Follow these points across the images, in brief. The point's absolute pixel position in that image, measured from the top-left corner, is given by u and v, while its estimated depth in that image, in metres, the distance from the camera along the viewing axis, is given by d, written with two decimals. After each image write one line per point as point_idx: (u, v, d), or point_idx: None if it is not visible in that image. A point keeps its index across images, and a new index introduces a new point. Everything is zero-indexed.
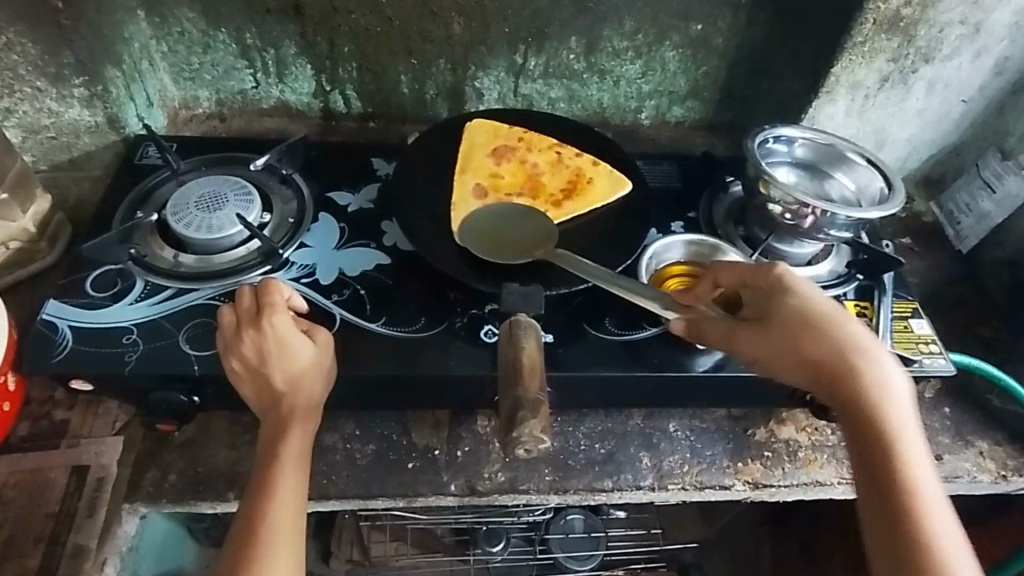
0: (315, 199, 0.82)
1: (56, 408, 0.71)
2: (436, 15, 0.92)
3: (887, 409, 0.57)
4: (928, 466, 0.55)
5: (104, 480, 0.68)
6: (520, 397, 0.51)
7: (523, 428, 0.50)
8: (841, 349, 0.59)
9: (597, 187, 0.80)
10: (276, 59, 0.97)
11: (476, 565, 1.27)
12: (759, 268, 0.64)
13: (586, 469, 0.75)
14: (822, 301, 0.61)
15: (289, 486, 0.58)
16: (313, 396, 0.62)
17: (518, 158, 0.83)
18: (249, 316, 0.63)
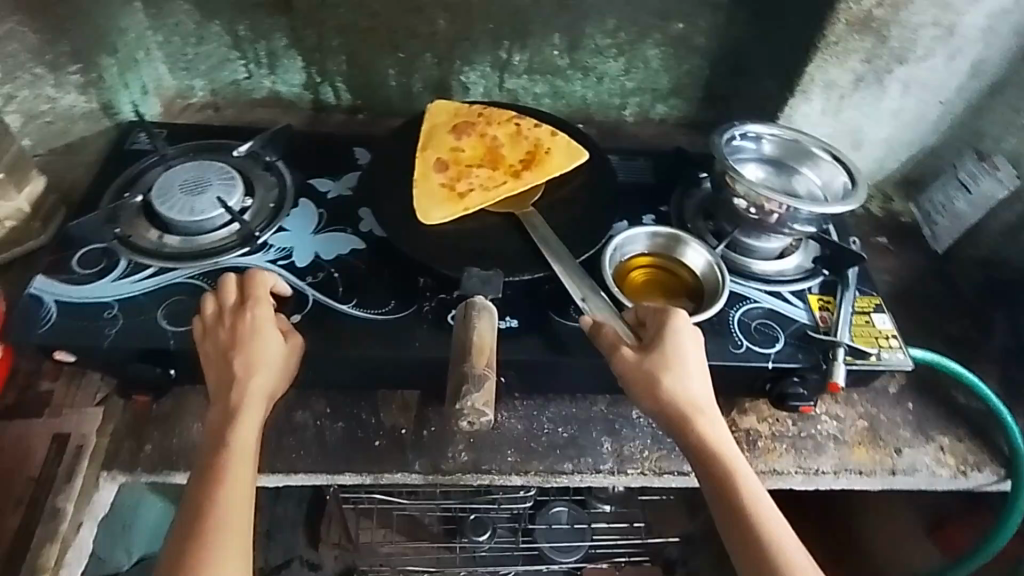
0: (297, 186, 0.85)
1: (42, 379, 0.74)
2: (421, 11, 0.95)
3: (729, 460, 0.62)
4: (768, 500, 0.61)
5: (83, 449, 0.70)
6: (466, 371, 0.55)
7: (466, 400, 0.54)
8: (690, 402, 0.63)
9: (555, 156, 0.82)
10: (267, 51, 1.00)
11: (461, 555, 1.27)
12: (652, 310, 0.69)
13: (548, 451, 0.77)
14: (683, 346, 0.66)
15: (237, 477, 0.59)
16: (274, 384, 0.65)
17: (477, 133, 0.85)
18: (231, 307, 0.67)
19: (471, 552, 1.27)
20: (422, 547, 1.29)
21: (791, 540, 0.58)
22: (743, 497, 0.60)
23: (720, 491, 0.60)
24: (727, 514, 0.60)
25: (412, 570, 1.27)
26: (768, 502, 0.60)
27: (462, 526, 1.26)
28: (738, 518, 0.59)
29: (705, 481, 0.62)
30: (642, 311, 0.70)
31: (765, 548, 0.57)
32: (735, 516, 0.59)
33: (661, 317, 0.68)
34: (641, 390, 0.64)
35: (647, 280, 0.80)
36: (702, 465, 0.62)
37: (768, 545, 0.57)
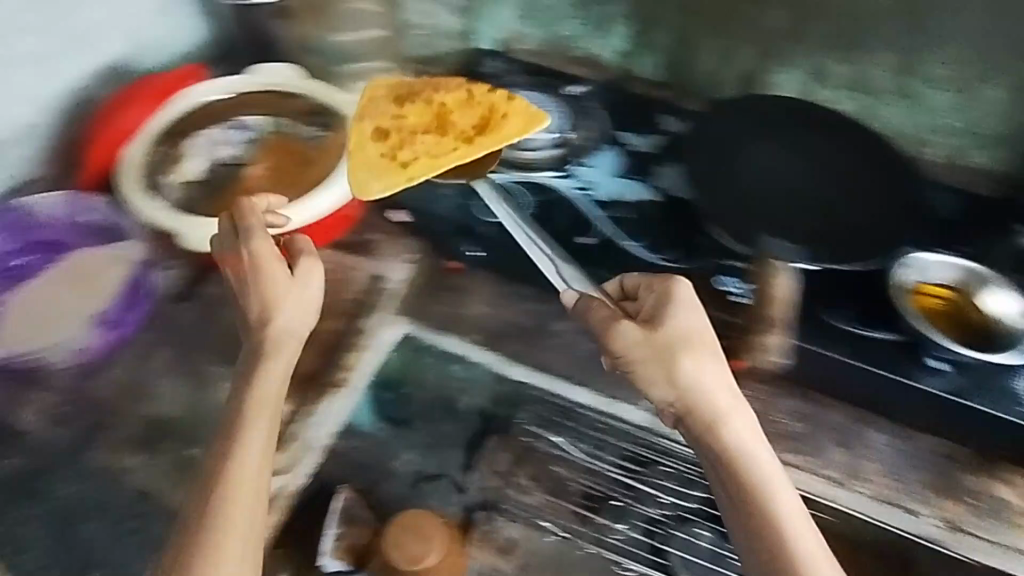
0: (608, 132, 0.94)
1: (369, 229, 0.89)
2: (759, 6, 1.00)
3: (740, 451, 0.59)
4: (789, 494, 0.59)
5: (389, 293, 0.85)
6: (760, 317, 0.75)
7: (762, 342, 0.75)
8: (709, 389, 0.61)
9: (512, 121, 0.81)
10: (603, 16, 1.09)
11: (588, 536, 0.74)
12: (660, 281, 0.66)
13: (777, 438, 0.76)
14: (702, 328, 0.63)
15: (265, 386, 0.65)
16: (290, 329, 0.67)
17: (424, 100, 0.85)
18: (227, 236, 0.71)
19: (614, 538, 0.74)
20: (548, 501, 0.76)
21: (810, 540, 0.57)
22: (762, 497, 0.58)
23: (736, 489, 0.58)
24: (743, 512, 0.58)
25: (545, 527, 0.75)
26: (790, 499, 0.58)
27: (609, 502, 0.76)
28: (753, 513, 0.57)
29: (716, 475, 0.60)
30: (645, 284, 0.67)
31: (780, 546, 0.56)
32: (753, 515, 0.57)
33: (665, 293, 0.65)
34: (655, 374, 0.61)
35: (932, 305, 0.77)
36: (717, 459, 0.60)
37: (785, 545, 0.56)
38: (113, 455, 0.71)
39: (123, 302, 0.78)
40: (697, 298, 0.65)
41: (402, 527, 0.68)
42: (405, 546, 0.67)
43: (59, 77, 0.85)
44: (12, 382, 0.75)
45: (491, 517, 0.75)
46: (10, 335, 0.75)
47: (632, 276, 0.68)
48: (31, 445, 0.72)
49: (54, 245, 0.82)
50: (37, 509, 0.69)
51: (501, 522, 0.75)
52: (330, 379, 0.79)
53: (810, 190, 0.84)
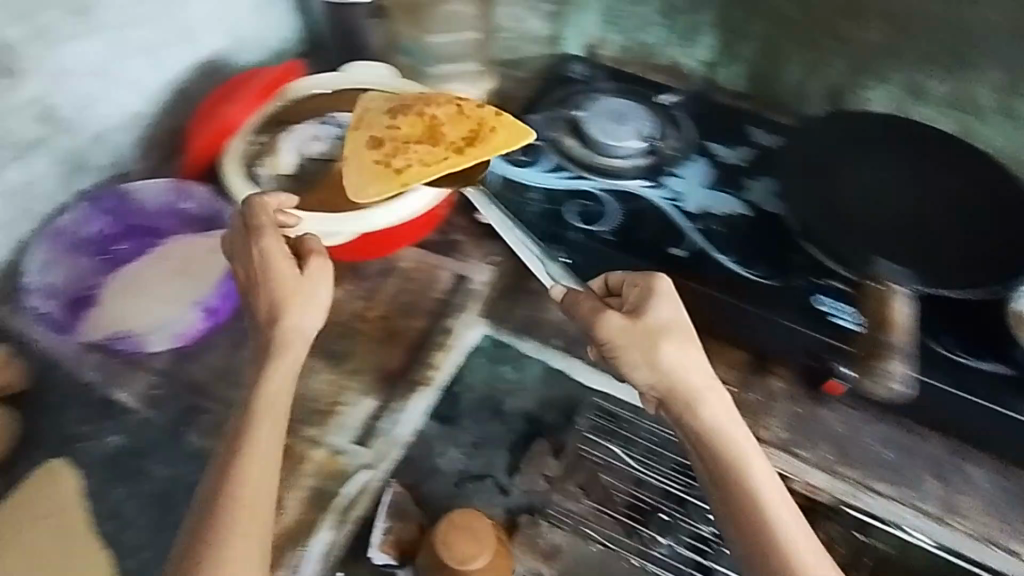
0: (697, 142, 0.93)
1: (454, 230, 0.90)
2: (858, 19, 0.97)
3: (719, 429, 0.63)
4: (766, 469, 0.62)
5: (475, 294, 0.86)
6: (881, 340, 0.72)
7: (885, 366, 0.72)
8: (684, 372, 0.64)
9: (500, 136, 0.79)
10: (690, 23, 1.07)
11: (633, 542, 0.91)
12: (644, 278, 0.69)
13: (869, 465, 0.76)
14: (681, 318, 0.66)
15: (273, 377, 0.65)
16: (300, 327, 0.67)
17: (417, 111, 0.81)
18: (240, 234, 0.70)
19: (659, 551, 0.90)
20: (595, 510, 0.93)
21: (784, 508, 0.60)
22: (738, 469, 0.61)
23: (719, 469, 0.62)
24: (721, 482, 0.62)
25: (591, 535, 0.92)
26: (763, 469, 0.62)
27: (655, 514, 0.92)
28: (729, 482, 0.61)
29: (698, 455, 0.64)
30: (630, 278, 0.70)
31: (754, 511, 0.60)
32: (728, 484, 0.61)
33: (648, 286, 0.68)
34: (636, 359, 0.65)
35: None
36: (697, 439, 0.63)
37: (758, 509, 0.60)
38: (209, 439, 0.72)
39: (222, 291, 0.78)
40: (675, 289, 0.68)
41: (453, 525, 0.79)
42: (457, 546, 0.78)
43: (162, 67, 0.85)
44: (112, 361, 0.75)
45: (536, 521, 0.92)
46: (111, 317, 0.75)
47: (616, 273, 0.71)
48: (131, 424, 0.72)
49: (153, 229, 0.82)
50: (137, 488, 0.70)
51: (547, 527, 0.92)
52: (417, 376, 0.79)
53: (912, 211, 0.81)
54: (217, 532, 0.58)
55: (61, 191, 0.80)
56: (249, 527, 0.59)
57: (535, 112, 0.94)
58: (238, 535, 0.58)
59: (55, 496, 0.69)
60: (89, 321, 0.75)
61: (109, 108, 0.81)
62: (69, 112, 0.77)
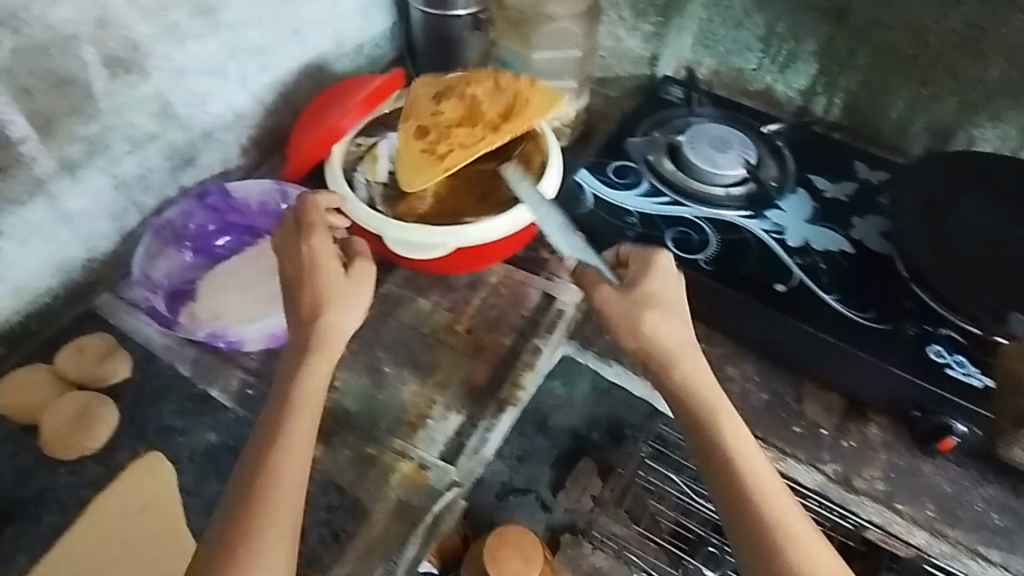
0: (798, 175, 0.91)
1: (542, 247, 0.90)
2: (979, 55, 0.91)
3: (697, 391, 0.64)
4: (744, 432, 0.63)
5: (563, 314, 0.84)
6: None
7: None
8: (666, 337, 0.65)
9: (532, 106, 0.81)
10: (791, 51, 1.03)
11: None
12: (644, 252, 0.69)
13: (973, 527, 0.72)
14: (671, 290, 0.67)
15: (313, 363, 0.66)
16: (341, 326, 0.68)
17: (457, 94, 0.83)
18: (290, 234, 0.71)
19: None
20: (639, 537, 0.95)
21: (761, 466, 0.62)
22: (715, 428, 0.63)
23: (698, 433, 0.63)
24: (700, 443, 0.63)
25: (634, 561, 0.95)
26: (737, 429, 0.63)
27: (702, 546, 0.94)
28: (705, 440, 0.63)
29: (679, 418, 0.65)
30: (635, 256, 0.70)
31: (733, 468, 0.61)
32: (708, 444, 0.63)
33: (648, 262, 0.68)
34: (623, 327, 0.66)
35: None
36: (677, 402, 0.65)
37: (735, 466, 0.61)
38: None
39: None
40: (675, 266, 0.69)
41: (504, 543, 0.85)
42: (508, 565, 0.83)
43: (270, 68, 0.86)
44: (209, 356, 0.76)
45: (579, 542, 0.99)
46: (210, 312, 0.76)
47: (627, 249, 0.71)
48: (224, 421, 0.72)
49: (251, 228, 0.84)
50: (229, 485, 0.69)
51: (587, 550, 0.98)
52: (504, 395, 0.77)
53: None
54: (251, 506, 0.59)
55: (169, 184, 0.82)
56: (285, 496, 0.60)
57: (636, 135, 0.93)
58: (268, 512, 0.59)
59: (151, 489, 0.68)
60: (189, 316, 0.76)
61: (219, 105, 0.82)
62: (186, 108, 0.79)
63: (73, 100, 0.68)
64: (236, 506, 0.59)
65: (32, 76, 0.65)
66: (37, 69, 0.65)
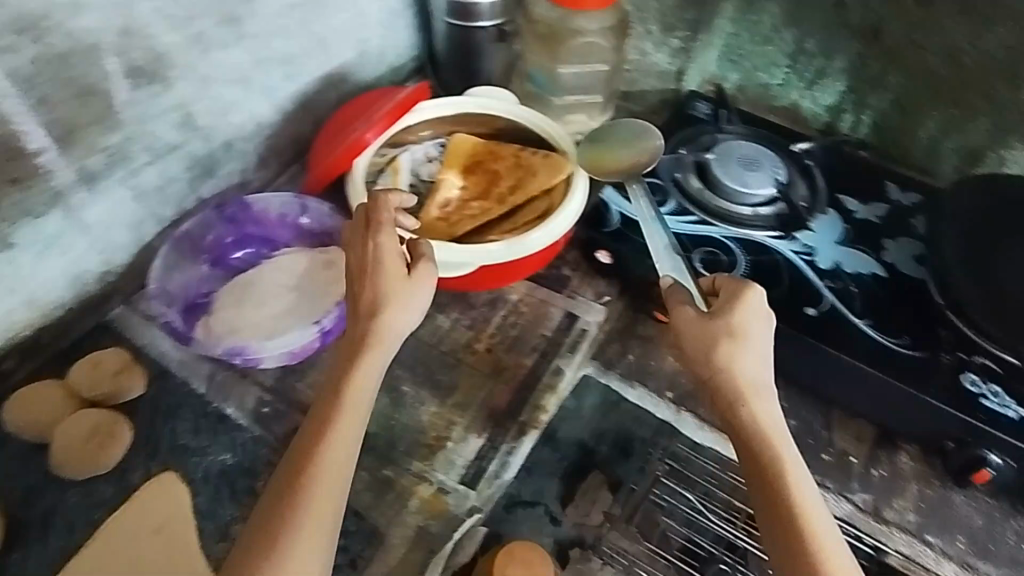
0: (828, 196, 0.88)
1: (565, 265, 0.87)
2: (1014, 77, 0.89)
3: (768, 431, 0.61)
4: (810, 481, 0.59)
5: (585, 333, 0.82)
6: None
7: None
8: (743, 374, 0.62)
9: (540, 175, 0.83)
10: (819, 68, 1.01)
11: None
12: (734, 285, 0.66)
13: (1007, 561, 0.70)
14: (754, 326, 0.64)
15: (362, 378, 0.62)
16: (398, 326, 0.64)
17: (475, 154, 0.86)
18: (359, 229, 0.68)
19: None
20: (648, 551, 0.71)
21: (821, 521, 0.57)
22: (785, 481, 0.59)
23: (759, 472, 0.60)
24: (766, 493, 0.59)
25: None
26: (807, 483, 0.59)
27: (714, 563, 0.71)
28: (771, 490, 0.59)
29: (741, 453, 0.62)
30: (724, 283, 0.67)
31: (800, 529, 0.57)
32: (772, 492, 0.59)
33: (737, 294, 0.65)
34: (697, 352, 0.64)
35: None
36: (742, 437, 0.61)
37: (802, 526, 0.57)
38: None
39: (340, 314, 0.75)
40: (766, 304, 0.65)
41: (513, 559, 0.66)
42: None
43: (294, 76, 0.84)
44: (225, 372, 0.75)
45: (586, 556, 0.71)
46: (224, 329, 0.74)
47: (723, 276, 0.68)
48: (240, 441, 0.71)
49: (270, 241, 0.83)
50: (243, 509, 0.67)
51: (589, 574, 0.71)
52: (524, 419, 0.76)
53: None
54: (289, 509, 0.56)
55: (186, 194, 0.80)
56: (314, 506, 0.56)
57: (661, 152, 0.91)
58: (304, 516, 0.56)
59: (164, 512, 0.66)
60: (205, 331, 0.74)
61: (239, 116, 0.80)
62: (208, 118, 0.77)
63: (93, 111, 0.67)
64: (275, 497, 0.57)
65: (53, 85, 0.63)
66: (59, 80, 0.63)
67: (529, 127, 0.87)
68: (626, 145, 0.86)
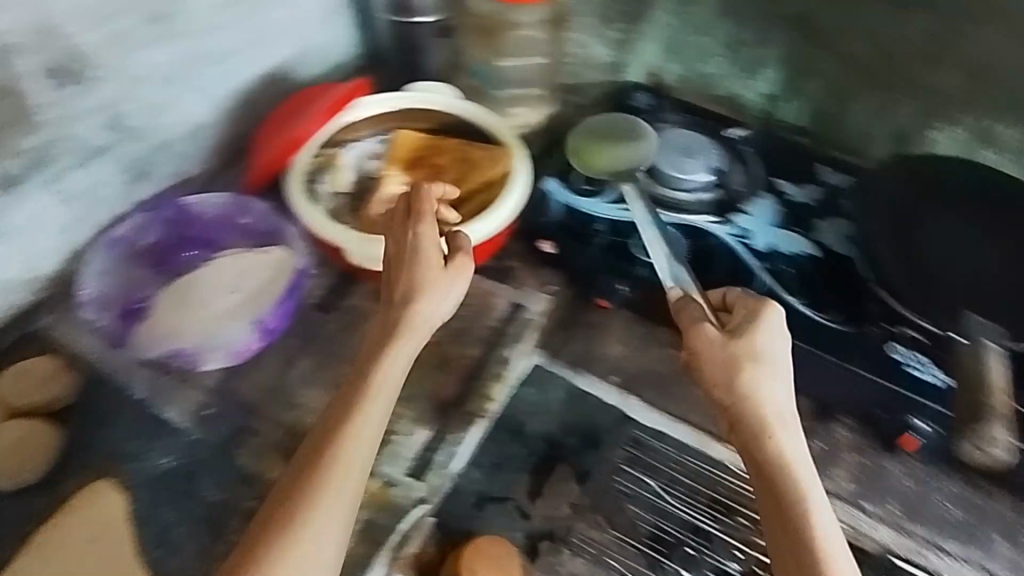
0: (763, 180, 0.91)
1: (509, 256, 0.88)
2: (933, 63, 0.93)
3: (787, 455, 0.61)
4: (826, 506, 0.60)
5: (530, 322, 0.83)
6: (995, 408, 0.72)
7: (1006, 433, 0.72)
8: (768, 402, 0.62)
9: (482, 169, 0.83)
10: (757, 56, 1.03)
11: None
12: (753, 308, 0.67)
13: (936, 522, 0.72)
14: (775, 347, 0.65)
15: (379, 402, 0.62)
16: (430, 320, 0.65)
17: (417, 149, 0.86)
18: (400, 218, 0.69)
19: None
20: (616, 539, 0.72)
21: (836, 547, 0.58)
22: (801, 505, 0.59)
23: (775, 497, 0.60)
24: (780, 516, 0.59)
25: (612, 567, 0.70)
26: (828, 515, 0.59)
27: (681, 547, 0.71)
28: (789, 527, 0.58)
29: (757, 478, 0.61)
30: (743, 301, 0.68)
31: (818, 561, 0.57)
32: (786, 517, 0.59)
33: (757, 310, 0.66)
34: (716, 370, 0.64)
35: None
36: (760, 462, 0.61)
37: (821, 564, 0.56)
38: (260, 462, 0.70)
39: (280, 310, 0.75)
40: (785, 325, 0.66)
41: (481, 553, 0.69)
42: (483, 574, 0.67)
43: (228, 75, 0.83)
44: (165, 377, 0.74)
45: (558, 548, 0.71)
46: (165, 333, 0.73)
47: (737, 295, 0.69)
48: (181, 444, 0.70)
49: (210, 242, 0.81)
50: (185, 509, 0.66)
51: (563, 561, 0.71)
52: (471, 408, 0.77)
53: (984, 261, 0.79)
54: (295, 529, 0.56)
55: (120, 198, 0.79)
56: (325, 525, 0.57)
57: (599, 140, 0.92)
58: (329, 499, 0.57)
59: (101, 521, 0.66)
60: (146, 333, 0.73)
61: (174, 117, 0.79)
62: (138, 121, 0.76)
63: (11, 114, 0.66)
64: (294, 480, 0.58)
65: None
66: None
67: (470, 119, 0.88)
68: (632, 144, 0.89)
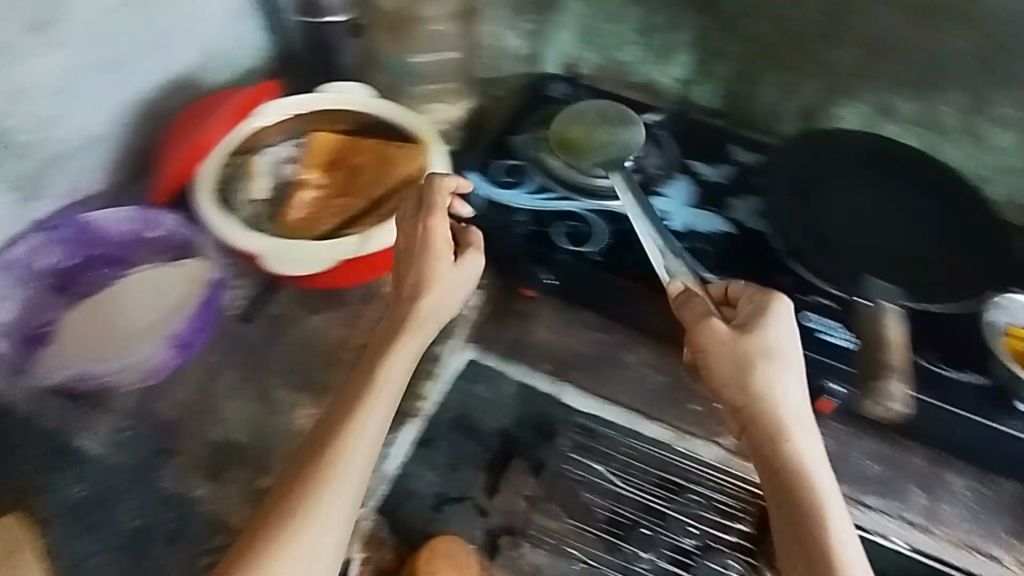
0: (677, 161, 0.93)
1: None
2: (831, 40, 0.97)
3: (803, 457, 0.58)
4: (843, 511, 0.56)
5: (464, 318, 0.85)
6: (892, 361, 0.70)
7: (899, 386, 0.69)
8: (784, 402, 0.59)
9: (398, 167, 0.82)
10: (667, 42, 1.06)
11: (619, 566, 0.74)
12: (760, 302, 0.64)
13: (857, 478, 0.76)
14: (787, 343, 0.62)
15: (379, 406, 0.61)
16: (440, 312, 0.67)
17: (335, 150, 0.85)
18: (413, 210, 0.70)
19: (639, 567, 0.74)
20: (573, 527, 0.76)
21: (852, 555, 0.54)
22: (815, 510, 0.55)
23: (787, 501, 0.56)
24: (793, 522, 0.55)
25: (573, 554, 0.75)
26: (842, 519, 0.56)
27: (635, 527, 0.76)
28: (807, 534, 0.55)
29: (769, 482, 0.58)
30: (748, 295, 0.65)
31: (833, 571, 0.53)
32: (800, 523, 0.55)
33: (764, 304, 0.63)
34: (724, 368, 0.61)
35: None
36: (773, 465, 0.58)
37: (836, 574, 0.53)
38: (182, 483, 0.69)
39: (196, 323, 0.72)
40: (795, 319, 0.63)
41: (437, 554, 0.72)
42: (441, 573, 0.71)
43: (125, 85, 0.80)
44: (74, 407, 0.71)
45: (517, 543, 0.76)
46: (71, 357, 0.71)
47: (742, 288, 0.66)
48: (94, 471, 0.69)
49: (117, 259, 0.77)
50: (100, 544, 0.66)
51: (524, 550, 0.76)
52: (405, 408, 0.79)
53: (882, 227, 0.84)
54: (287, 533, 0.56)
55: (14, 220, 0.75)
56: (320, 530, 0.56)
57: (517, 132, 0.93)
58: (332, 495, 0.57)
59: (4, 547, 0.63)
60: (53, 355, 0.71)
61: (68, 130, 0.76)
62: (27, 135, 0.73)
63: None
64: (294, 478, 0.58)
65: None
66: None
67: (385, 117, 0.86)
68: (613, 127, 0.93)
